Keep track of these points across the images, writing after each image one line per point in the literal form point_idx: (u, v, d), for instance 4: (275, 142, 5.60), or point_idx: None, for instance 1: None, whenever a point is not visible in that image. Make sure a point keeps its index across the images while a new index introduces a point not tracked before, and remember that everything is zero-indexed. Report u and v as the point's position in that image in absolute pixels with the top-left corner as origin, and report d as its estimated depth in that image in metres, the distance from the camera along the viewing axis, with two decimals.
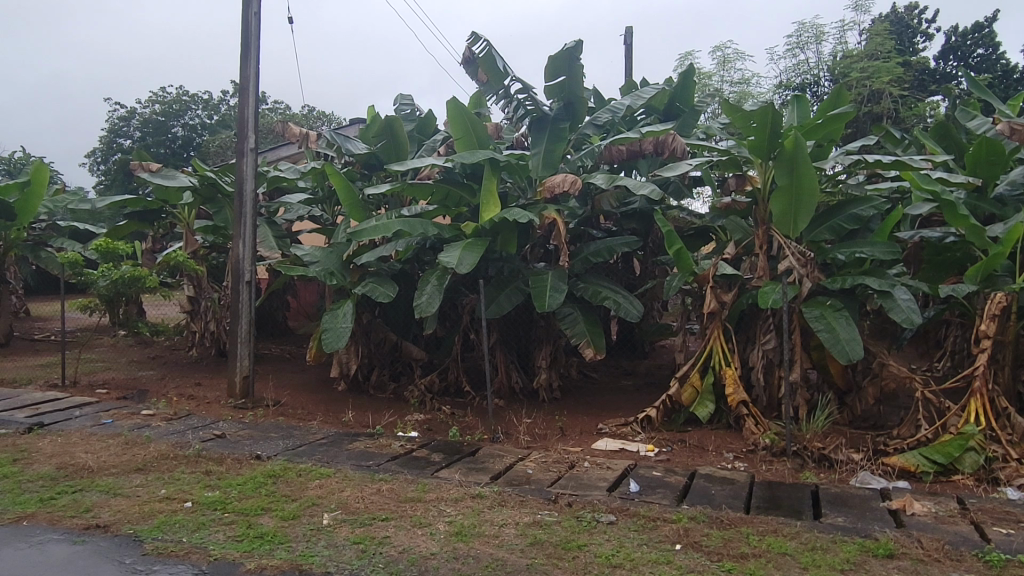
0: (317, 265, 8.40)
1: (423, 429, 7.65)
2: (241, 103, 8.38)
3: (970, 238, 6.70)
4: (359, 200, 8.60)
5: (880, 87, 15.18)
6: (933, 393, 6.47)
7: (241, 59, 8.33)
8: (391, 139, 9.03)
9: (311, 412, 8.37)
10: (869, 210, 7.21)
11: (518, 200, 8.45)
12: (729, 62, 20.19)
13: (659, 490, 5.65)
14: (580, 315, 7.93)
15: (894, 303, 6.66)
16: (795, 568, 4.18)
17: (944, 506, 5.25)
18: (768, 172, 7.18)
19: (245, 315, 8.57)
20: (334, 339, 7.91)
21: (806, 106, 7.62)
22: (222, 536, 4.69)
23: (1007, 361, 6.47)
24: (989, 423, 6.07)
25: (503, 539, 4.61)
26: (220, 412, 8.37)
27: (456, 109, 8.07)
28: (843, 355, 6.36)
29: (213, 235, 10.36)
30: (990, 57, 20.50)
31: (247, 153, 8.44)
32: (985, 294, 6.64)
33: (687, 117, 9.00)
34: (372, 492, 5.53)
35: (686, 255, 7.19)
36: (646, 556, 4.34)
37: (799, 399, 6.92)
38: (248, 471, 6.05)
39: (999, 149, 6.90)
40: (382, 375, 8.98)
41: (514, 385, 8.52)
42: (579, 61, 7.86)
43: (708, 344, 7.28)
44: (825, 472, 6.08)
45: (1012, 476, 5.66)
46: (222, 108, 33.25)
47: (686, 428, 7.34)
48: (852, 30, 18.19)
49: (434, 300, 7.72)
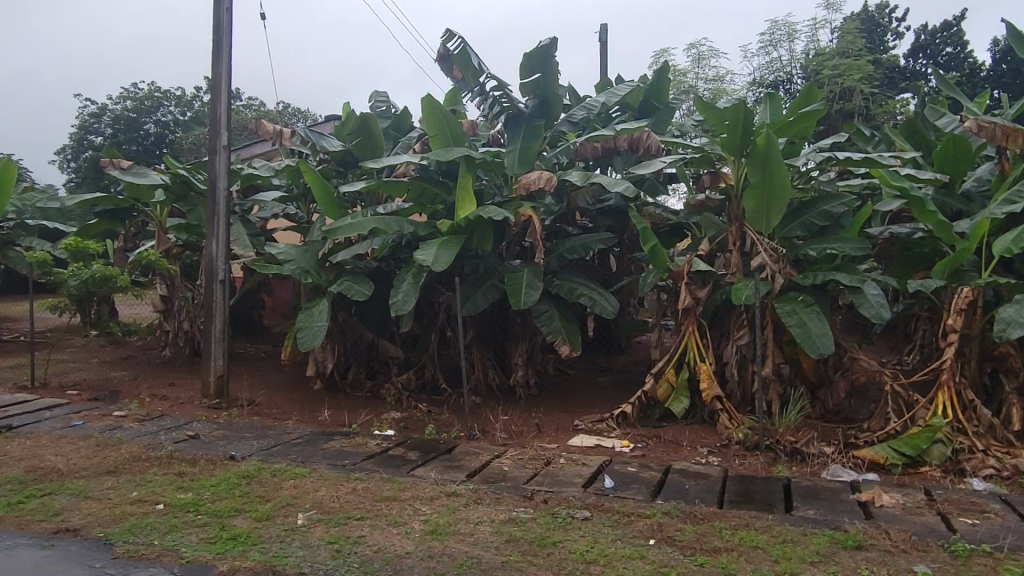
0: (292, 264, 8.33)
1: (400, 427, 7.64)
2: (213, 100, 8.28)
3: (938, 234, 6.77)
4: (334, 197, 8.54)
5: (851, 85, 15.35)
6: (902, 386, 6.59)
7: (214, 55, 8.22)
8: (366, 136, 8.97)
9: (286, 411, 8.32)
10: (839, 207, 7.33)
11: (494, 197, 8.43)
12: (704, 59, 20.32)
13: (634, 485, 5.69)
14: (556, 312, 7.95)
15: (864, 298, 6.76)
16: (767, 562, 4.24)
17: (912, 497, 5.35)
18: (741, 170, 7.25)
19: (219, 315, 8.49)
20: (309, 337, 7.86)
21: (778, 103, 7.69)
22: (195, 539, 4.64)
23: (972, 354, 6.51)
24: (955, 415, 6.18)
25: (479, 537, 4.62)
26: (194, 412, 8.29)
27: (430, 105, 8.01)
28: (814, 349, 6.45)
29: (186, 233, 10.22)
30: (958, 56, 20.84)
31: (219, 151, 8.35)
32: (952, 289, 6.72)
33: (661, 115, 9.07)
34: (347, 492, 5.51)
35: (661, 251, 7.24)
36: (619, 552, 4.37)
37: (772, 394, 7.01)
38: (222, 472, 6.00)
39: (966, 146, 7.09)
40: (359, 373, 8.94)
41: (491, 381, 8.54)
42: (555, 58, 7.86)
43: (682, 340, 7.34)
44: (797, 466, 6.17)
45: (978, 468, 5.79)
46: (195, 105, 32.83)
47: (661, 423, 7.40)
48: (824, 28, 18.35)
49: (410, 299, 7.69)
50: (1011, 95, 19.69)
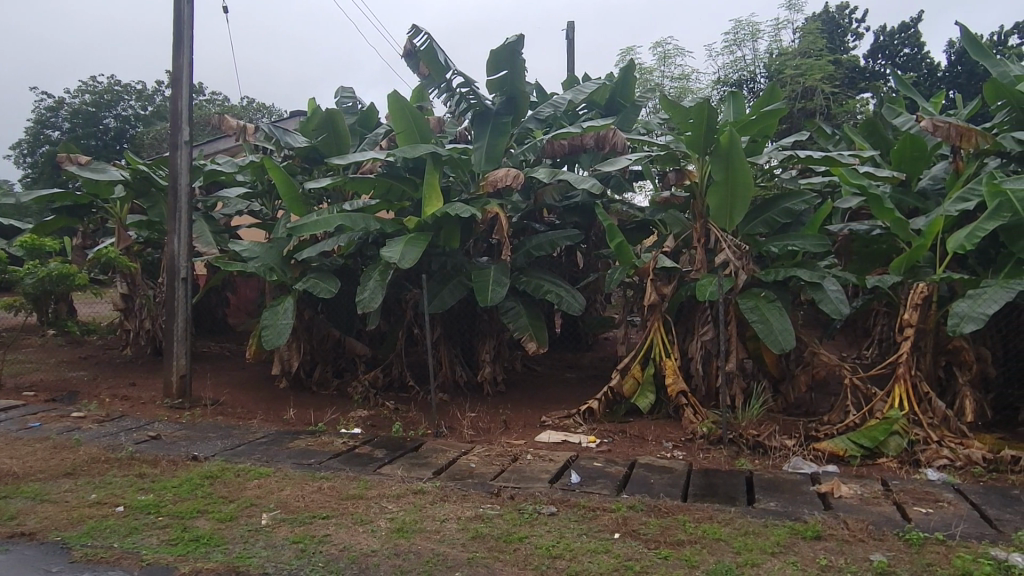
0: (256, 261, 8.22)
1: (366, 425, 7.60)
2: (174, 94, 8.13)
3: (895, 231, 6.93)
4: (299, 194, 8.46)
5: (812, 84, 15.61)
6: (861, 380, 6.74)
7: (174, 48, 8.06)
8: (331, 132, 8.88)
9: (251, 411, 8.22)
10: (800, 204, 7.48)
11: (460, 194, 8.41)
12: (669, 57, 20.50)
13: (600, 480, 5.74)
14: (523, 309, 7.97)
15: (823, 294, 6.88)
16: (729, 553, 4.31)
17: (869, 488, 5.48)
18: (705, 167, 7.34)
19: (181, 313, 8.34)
20: (274, 336, 7.77)
21: (741, 102, 7.80)
22: (156, 541, 4.57)
23: (928, 347, 6.67)
24: (911, 407, 6.34)
25: (445, 534, 4.63)
26: (155, 413, 8.14)
27: (396, 102, 7.98)
28: (776, 345, 6.57)
29: (147, 230, 10.01)
30: (916, 56, 21.31)
31: (180, 146, 8.20)
32: (909, 285, 6.88)
33: (628, 113, 9.16)
34: (313, 491, 5.47)
35: (626, 249, 7.30)
36: (584, 546, 4.41)
37: (735, 388, 7.11)
38: (184, 472, 5.91)
39: (922, 145, 7.26)
40: (325, 372, 8.85)
41: (459, 379, 8.53)
42: (521, 55, 7.85)
43: (648, 336, 7.42)
44: (760, 459, 6.28)
45: (932, 459, 5.94)
46: (156, 99, 32.16)
47: (627, 419, 7.46)
48: (787, 28, 18.61)
49: (377, 296, 7.63)
50: (965, 96, 20.24)
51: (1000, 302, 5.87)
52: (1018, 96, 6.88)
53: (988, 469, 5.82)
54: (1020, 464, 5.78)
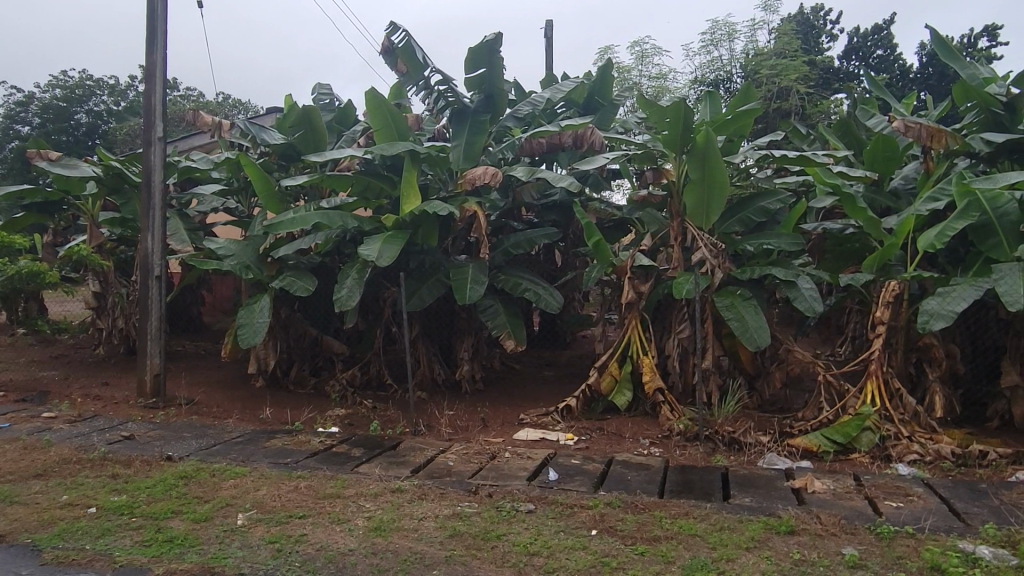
0: (232, 259, 8.13)
1: (344, 424, 7.57)
2: (148, 90, 8.01)
3: (867, 230, 7.03)
4: (276, 192, 8.39)
5: (787, 84, 15.80)
6: (834, 377, 6.84)
7: (148, 42, 7.94)
8: (307, 129, 8.80)
9: (226, 410, 8.15)
10: (775, 203, 7.56)
11: (438, 192, 8.39)
12: (647, 57, 20.61)
13: (578, 477, 5.76)
14: (501, 307, 7.98)
15: (798, 292, 6.97)
16: (704, 549, 4.36)
17: (842, 483, 5.57)
18: (682, 166, 7.39)
19: (155, 311, 8.24)
20: (250, 334, 7.70)
21: (717, 101, 7.88)
22: (129, 542, 4.51)
23: (899, 344, 6.78)
24: (882, 403, 6.45)
25: (422, 532, 4.63)
26: (129, 413, 8.03)
27: (374, 99, 7.94)
28: (752, 342, 6.65)
29: (121, 227, 9.86)
30: (888, 58, 21.64)
31: (154, 143, 8.10)
32: (881, 283, 6.98)
33: (605, 112, 9.19)
34: (289, 490, 5.44)
35: (604, 246, 7.33)
36: (562, 543, 4.44)
37: (711, 385, 7.18)
38: (158, 473, 5.84)
39: (894, 145, 7.36)
40: (302, 370, 8.80)
41: (437, 377, 8.52)
42: (499, 53, 7.84)
43: (626, 334, 7.48)
44: (735, 455, 6.35)
45: (903, 454, 6.06)
46: (129, 95, 31.69)
47: (604, 416, 7.51)
48: (762, 29, 18.76)
49: (354, 294, 7.60)
50: (936, 97, 20.60)
51: (969, 299, 5.98)
52: (986, 97, 7.01)
53: (956, 463, 5.94)
54: (988, 458, 5.91)
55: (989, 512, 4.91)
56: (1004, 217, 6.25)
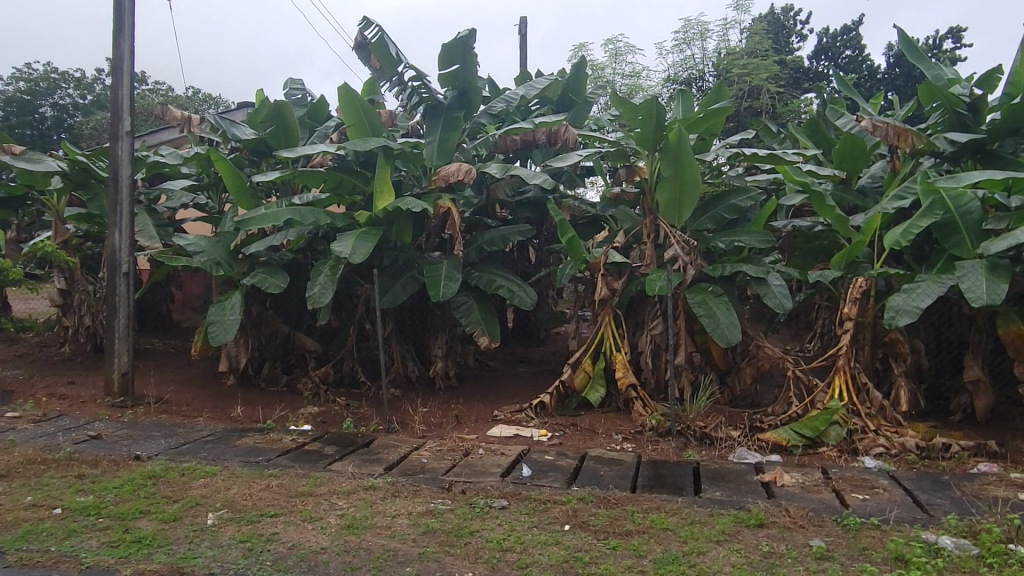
0: (202, 255, 8.02)
1: (317, 422, 7.51)
2: (115, 84, 7.86)
3: (836, 227, 7.14)
4: (247, 187, 8.30)
5: (757, 84, 16.00)
6: (803, 372, 6.95)
7: (115, 35, 7.79)
8: (280, 125, 8.71)
9: (196, 408, 8.05)
10: (746, 201, 7.64)
11: (412, 189, 8.36)
12: (620, 54, 20.73)
13: (551, 474, 5.78)
14: (475, 303, 7.98)
15: (768, 289, 7.07)
16: (675, 542, 4.41)
17: (810, 476, 5.67)
18: (655, 164, 7.45)
19: (123, 309, 8.10)
20: (221, 332, 7.61)
21: (689, 100, 7.95)
22: (96, 543, 4.44)
23: (866, 340, 6.89)
24: (850, 398, 6.57)
25: (396, 530, 4.61)
26: (96, 412, 7.89)
27: (347, 95, 7.88)
28: (723, 338, 6.73)
29: (87, 223, 9.66)
30: (857, 58, 21.99)
31: (121, 137, 7.96)
32: (849, 279, 7.10)
33: (579, 109, 9.22)
34: (261, 489, 5.40)
35: (578, 244, 7.36)
36: (535, 538, 4.46)
37: (683, 381, 7.25)
38: (125, 472, 5.76)
39: (862, 144, 7.47)
40: (274, 368, 8.72)
41: (410, 374, 8.50)
42: (473, 50, 7.83)
43: (599, 330, 7.52)
44: (706, 450, 6.43)
45: (869, 447, 6.18)
46: (96, 88, 31.08)
47: (578, 412, 7.54)
48: (734, 29, 18.93)
49: (327, 291, 7.54)
50: (902, 97, 20.97)
51: (933, 295, 6.11)
52: (950, 98, 7.14)
53: (921, 456, 6.07)
54: (951, 451, 6.06)
55: (951, 503, 5.03)
56: (967, 215, 6.39)
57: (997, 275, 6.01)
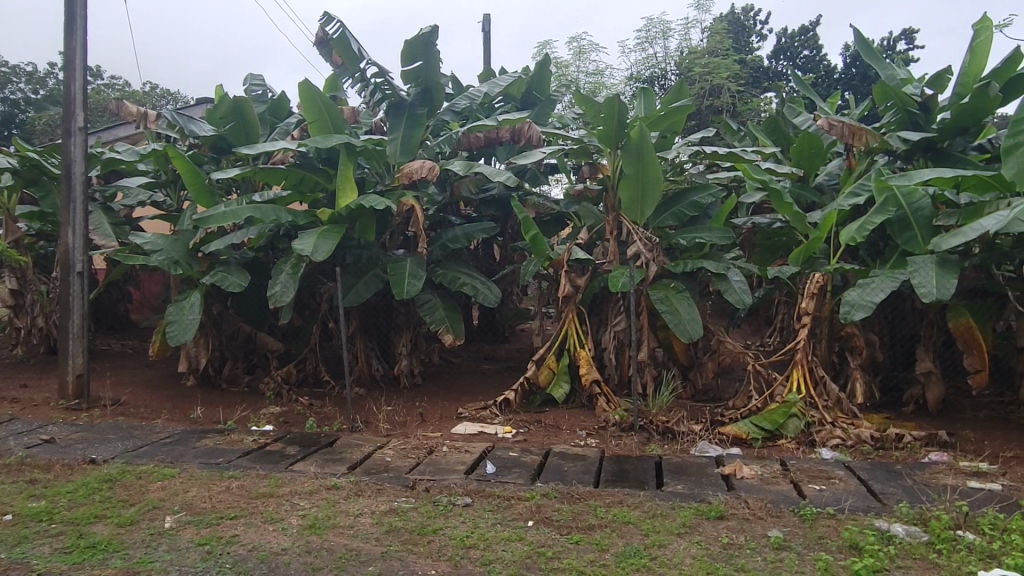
0: (160, 254, 7.86)
1: (279, 422, 7.42)
2: (66, 78, 7.65)
3: (794, 224, 7.26)
4: (206, 185, 8.14)
5: (718, 83, 16.23)
6: (763, 366, 7.08)
7: (66, 27, 7.58)
8: (240, 121, 8.56)
9: (155, 410, 7.89)
10: (707, 197, 7.74)
11: (375, 186, 8.30)
12: (584, 53, 20.84)
13: (515, 470, 5.81)
14: (439, 301, 7.97)
15: (728, 285, 7.18)
16: (637, 536, 4.45)
17: (769, 468, 5.78)
18: (617, 162, 7.49)
19: (77, 309, 7.90)
20: (180, 332, 7.47)
21: (651, 98, 8.03)
22: (48, 549, 4.33)
23: (823, 334, 7.04)
24: (808, 391, 6.72)
25: (358, 529, 4.58)
26: (50, 415, 7.69)
27: (308, 91, 7.78)
28: (684, 334, 6.82)
29: (40, 222, 9.38)
30: (815, 58, 22.42)
31: (74, 133, 7.75)
32: (806, 275, 7.24)
33: (543, 106, 9.25)
34: (220, 491, 5.31)
35: (541, 241, 7.38)
36: (498, 535, 4.47)
37: (646, 376, 7.33)
38: (80, 477, 5.62)
39: (819, 143, 7.61)
40: (236, 368, 8.59)
41: (375, 372, 8.45)
42: (436, 47, 7.79)
43: (563, 327, 7.57)
44: (669, 444, 6.51)
45: (826, 439, 6.32)
46: (49, 82, 30.22)
47: (542, 409, 7.57)
48: (695, 28, 19.15)
49: (289, 290, 7.45)
50: (858, 97, 21.45)
51: (886, 290, 6.26)
52: (904, 97, 7.31)
53: (876, 446, 6.23)
54: (904, 441, 6.23)
55: (903, 492, 5.17)
56: (919, 211, 6.56)
57: (947, 270, 6.17)
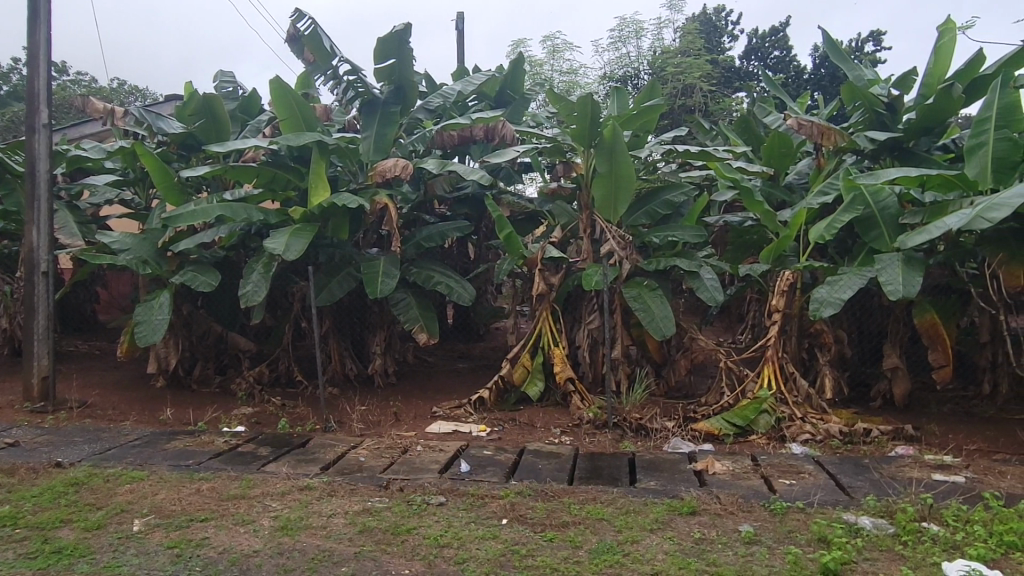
0: (127, 254, 7.73)
1: (251, 423, 7.34)
2: (30, 73, 7.49)
3: (764, 223, 7.34)
4: (176, 183, 8.00)
5: (690, 83, 16.38)
6: (735, 363, 7.16)
7: (29, 22, 7.41)
8: (211, 119, 8.42)
9: (123, 412, 7.76)
10: (679, 196, 7.81)
11: (348, 184, 8.25)
12: (558, 52, 20.90)
13: (489, 468, 5.81)
14: (413, 300, 7.94)
15: (701, 282, 7.24)
16: (610, 532, 4.49)
17: (740, 463, 5.84)
18: (591, 160, 7.52)
19: (41, 310, 7.74)
20: (148, 332, 7.35)
21: (624, 97, 8.08)
22: (12, 555, 4.24)
23: (793, 331, 7.13)
24: (778, 387, 6.81)
25: (331, 529, 4.56)
26: (14, 418, 7.52)
27: (280, 88, 7.70)
28: (657, 331, 6.87)
29: (3, 220, 9.17)
30: (785, 59, 22.72)
31: (38, 130, 7.58)
32: (777, 273, 7.33)
33: (517, 105, 9.26)
34: (190, 493, 5.24)
35: (515, 240, 7.33)
36: (473, 534, 4.47)
37: (620, 373, 7.38)
38: (45, 481, 5.50)
39: (789, 142, 7.71)
40: (207, 368, 8.48)
41: (348, 372, 8.39)
42: (408, 44, 7.76)
43: (537, 325, 7.58)
44: (642, 441, 6.56)
45: (796, 434, 6.41)
46: (12, 78, 29.55)
47: (517, 407, 7.58)
48: (668, 28, 19.30)
49: (261, 289, 7.37)
50: (827, 97, 21.77)
51: (854, 288, 6.36)
52: (870, 97, 7.44)
53: (844, 441, 6.32)
54: (871, 436, 6.33)
55: (871, 485, 5.27)
56: (885, 210, 6.67)
57: (913, 268, 6.29)
